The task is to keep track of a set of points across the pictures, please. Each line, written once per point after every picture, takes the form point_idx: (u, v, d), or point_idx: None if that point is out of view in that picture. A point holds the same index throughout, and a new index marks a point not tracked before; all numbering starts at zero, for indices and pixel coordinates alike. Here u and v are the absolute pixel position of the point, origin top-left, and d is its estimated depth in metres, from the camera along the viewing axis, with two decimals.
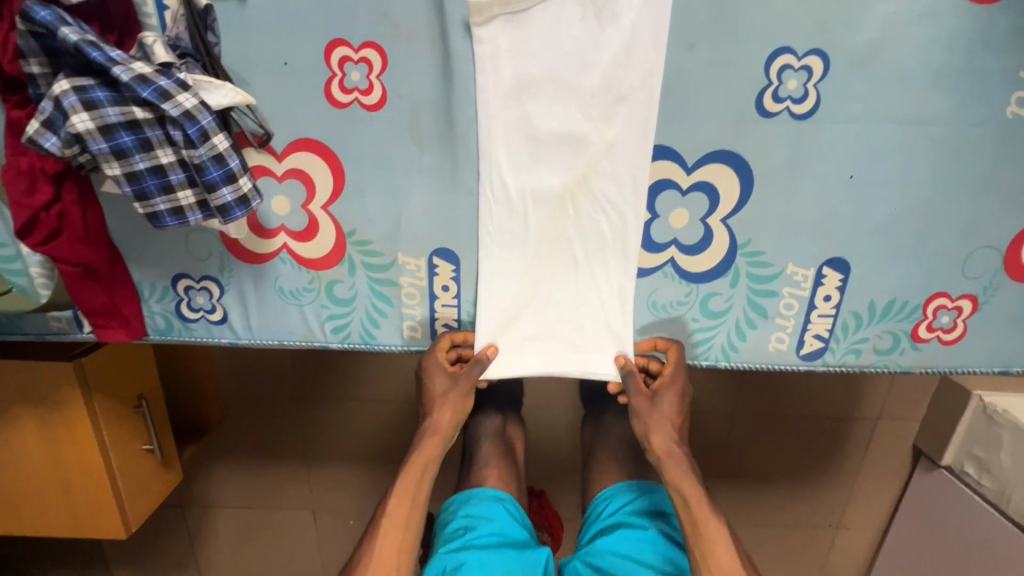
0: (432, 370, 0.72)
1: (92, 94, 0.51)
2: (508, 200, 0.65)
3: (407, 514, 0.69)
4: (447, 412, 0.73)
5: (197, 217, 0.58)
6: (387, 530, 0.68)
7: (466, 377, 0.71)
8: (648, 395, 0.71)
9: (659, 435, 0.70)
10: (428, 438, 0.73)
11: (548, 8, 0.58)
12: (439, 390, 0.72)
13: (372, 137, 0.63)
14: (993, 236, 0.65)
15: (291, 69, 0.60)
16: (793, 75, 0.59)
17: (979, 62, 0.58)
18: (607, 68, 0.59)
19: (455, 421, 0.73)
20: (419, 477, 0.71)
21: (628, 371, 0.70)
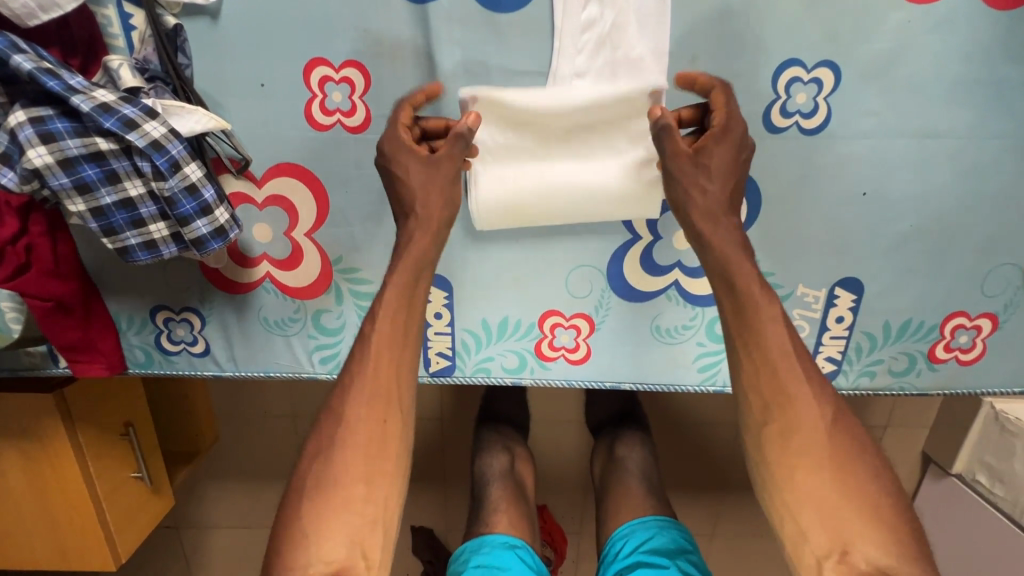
0: (399, 157, 0.54)
1: (50, 125, 0.47)
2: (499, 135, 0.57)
3: (393, 354, 0.53)
4: (436, 207, 0.55)
5: (171, 249, 0.54)
6: (370, 373, 0.52)
7: (448, 156, 0.54)
8: (691, 153, 0.52)
9: (703, 206, 0.53)
10: (414, 240, 0.55)
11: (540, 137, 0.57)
12: (416, 178, 0.54)
13: (356, 160, 0.59)
14: (1014, 253, 0.62)
15: (268, 91, 0.57)
16: (802, 89, 0.56)
17: (998, 73, 0.55)
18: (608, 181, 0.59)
19: (416, 285, 0.55)
20: (383, 407, 0.52)
21: (662, 127, 0.52)
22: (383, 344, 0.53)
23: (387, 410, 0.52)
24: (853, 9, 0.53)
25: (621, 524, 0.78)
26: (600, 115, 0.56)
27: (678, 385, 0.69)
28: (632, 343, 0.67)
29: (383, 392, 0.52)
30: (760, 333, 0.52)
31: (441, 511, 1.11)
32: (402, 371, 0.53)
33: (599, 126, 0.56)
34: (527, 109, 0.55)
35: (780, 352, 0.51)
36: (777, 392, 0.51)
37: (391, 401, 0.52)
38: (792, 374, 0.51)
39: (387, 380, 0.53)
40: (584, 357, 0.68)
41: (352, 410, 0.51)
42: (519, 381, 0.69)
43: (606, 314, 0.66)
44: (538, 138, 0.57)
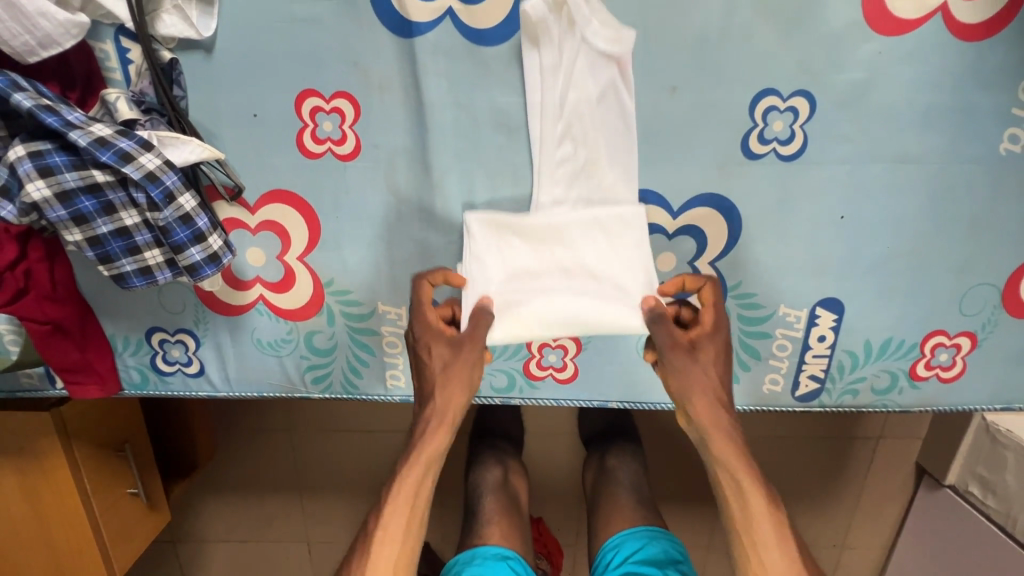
0: (431, 336, 0.62)
1: (48, 159, 0.49)
2: (507, 248, 0.63)
3: (419, 486, 0.62)
4: (455, 389, 0.62)
5: (165, 275, 0.56)
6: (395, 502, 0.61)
7: (473, 343, 0.61)
8: (686, 344, 0.62)
9: (694, 392, 0.62)
10: (444, 394, 0.62)
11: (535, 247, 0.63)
12: (441, 363, 0.62)
13: (347, 186, 0.61)
14: (990, 273, 0.63)
15: (261, 121, 0.59)
16: (779, 116, 0.57)
17: (969, 100, 0.56)
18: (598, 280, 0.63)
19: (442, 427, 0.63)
20: (399, 550, 0.60)
21: (657, 315, 0.61)
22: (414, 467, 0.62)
23: (408, 542, 0.60)
24: (825, 40, 0.54)
25: (614, 534, 0.79)
26: (585, 234, 0.62)
27: (665, 403, 0.70)
28: (617, 361, 0.68)
29: (402, 527, 0.60)
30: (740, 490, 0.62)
31: (437, 524, 1.11)
32: (419, 505, 0.61)
33: (590, 240, 0.62)
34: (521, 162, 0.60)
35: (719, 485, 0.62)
36: (753, 518, 0.61)
37: (406, 543, 0.60)
38: (766, 526, 0.61)
39: (408, 514, 0.61)
40: (571, 376, 0.69)
41: (391, 542, 0.60)
42: (508, 400, 0.70)
43: (593, 334, 0.67)
44: (534, 245, 0.63)
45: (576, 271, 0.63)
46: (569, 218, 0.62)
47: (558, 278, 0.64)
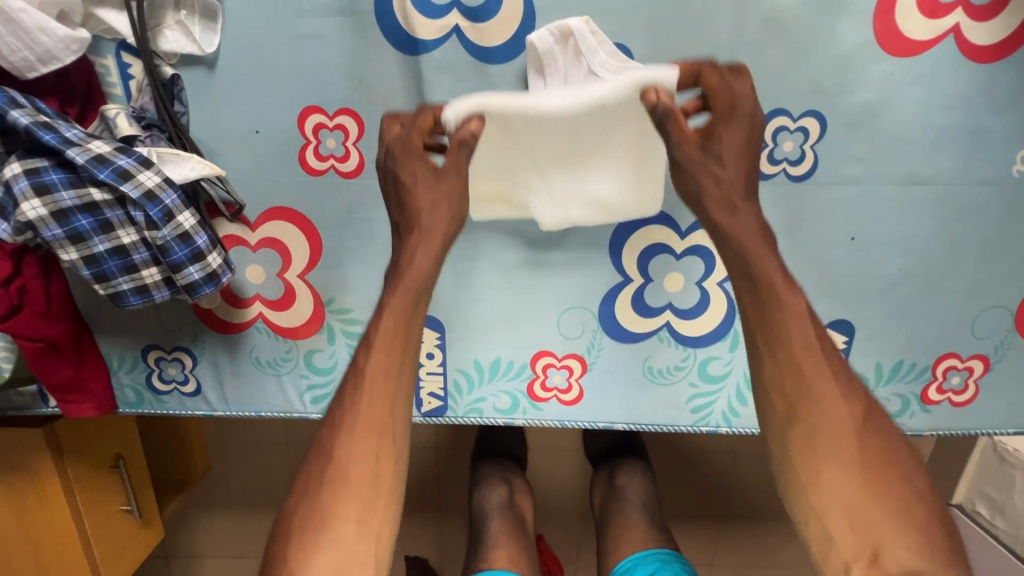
0: (405, 162, 0.52)
1: (45, 177, 0.48)
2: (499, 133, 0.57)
3: (391, 369, 0.49)
4: (423, 256, 0.51)
5: (163, 294, 0.55)
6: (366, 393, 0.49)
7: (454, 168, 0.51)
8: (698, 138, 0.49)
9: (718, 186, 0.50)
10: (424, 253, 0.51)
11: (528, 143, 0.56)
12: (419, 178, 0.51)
13: (350, 204, 0.60)
14: (1003, 295, 0.62)
15: (263, 137, 0.58)
16: (789, 137, 0.56)
17: (981, 122, 0.55)
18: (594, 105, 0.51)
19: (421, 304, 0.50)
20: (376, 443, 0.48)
21: (662, 111, 0.48)
22: (384, 351, 0.49)
23: (385, 438, 0.49)
24: (836, 61, 0.54)
25: (630, 553, 0.77)
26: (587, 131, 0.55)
27: (671, 426, 0.68)
28: (624, 382, 0.67)
29: (373, 421, 0.48)
30: (820, 402, 0.46)
31: (437, 542, 1.09)
32: (399, 395, 0.49)
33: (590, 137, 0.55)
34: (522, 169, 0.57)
35: (796, 380, 0.47)
36: (846, 436, 0.45)
37: (378, 441, 0.48)
38: (864, 447, 0.45)
39: (385, 409, 0.49)
40: (576, 398, 0.68)
41: (352, 444, 0.48)
42: (511, 421, 0.69)
43: (598, 354, 0.66)
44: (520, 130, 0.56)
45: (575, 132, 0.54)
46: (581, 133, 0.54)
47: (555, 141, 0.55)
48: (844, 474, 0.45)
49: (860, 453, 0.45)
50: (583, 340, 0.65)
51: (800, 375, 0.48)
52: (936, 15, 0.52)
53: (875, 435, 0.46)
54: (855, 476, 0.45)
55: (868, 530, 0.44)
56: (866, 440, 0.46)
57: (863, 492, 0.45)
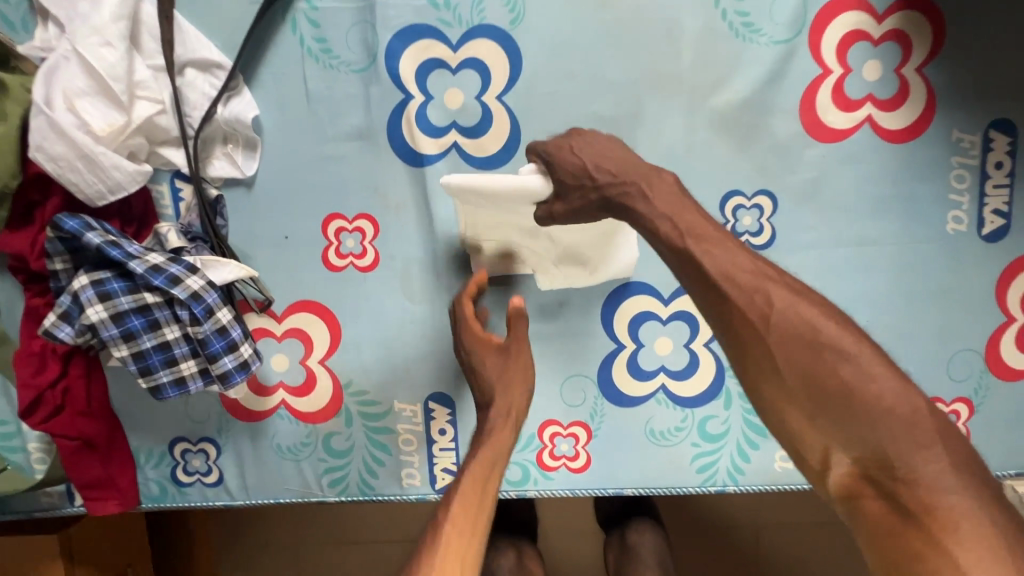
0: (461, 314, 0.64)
1: (108, 285, 0.56)
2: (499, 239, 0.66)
3: (481, 495, 0.53)
4: (506, 406, 0.59)
5: (197, 385, 0.60)
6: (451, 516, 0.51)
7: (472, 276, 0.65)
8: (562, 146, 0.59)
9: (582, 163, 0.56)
10: (501, 423, 0.58)
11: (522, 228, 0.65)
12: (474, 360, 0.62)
13: (367, 294, 0.67)
14: (970, 339, 0.67)
15: (292, 242, 0.66)
16: (746, 213, 0.65)
17: (910, 190, 0.65)
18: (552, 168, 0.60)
19: (502, 457, 0.56)
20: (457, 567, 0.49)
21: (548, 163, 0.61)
22: (475, 479, 0.54)
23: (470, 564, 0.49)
24: (776, 149, 0.64)
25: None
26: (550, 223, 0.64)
27: (679, 488, 0.70)
28: (630, 446, 0.70)
29: (455, 545, 0.50)
30: (793, 320, 0.45)
31: None
32: (482, 518, 0.52)
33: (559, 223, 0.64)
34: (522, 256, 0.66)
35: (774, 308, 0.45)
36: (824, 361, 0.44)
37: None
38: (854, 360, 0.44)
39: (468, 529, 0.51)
40: (584, 465, 0.70)
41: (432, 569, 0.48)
42: (524, 493, 0.71)
43: (602, 420, 0.69)
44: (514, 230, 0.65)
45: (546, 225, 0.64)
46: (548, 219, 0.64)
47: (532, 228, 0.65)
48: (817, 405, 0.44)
49: (786, 358, 0.45)
50: (586, 406, 0.69)
51: (775, 320, 0.45)
52: (850, 109, 0.63)
53: (806, 329, 0.45)
54: (792, 381, 0.45)
55: (814, 433, 0.45)
56: (797, 341, 0.45)
57: (806, 398, 0.45)
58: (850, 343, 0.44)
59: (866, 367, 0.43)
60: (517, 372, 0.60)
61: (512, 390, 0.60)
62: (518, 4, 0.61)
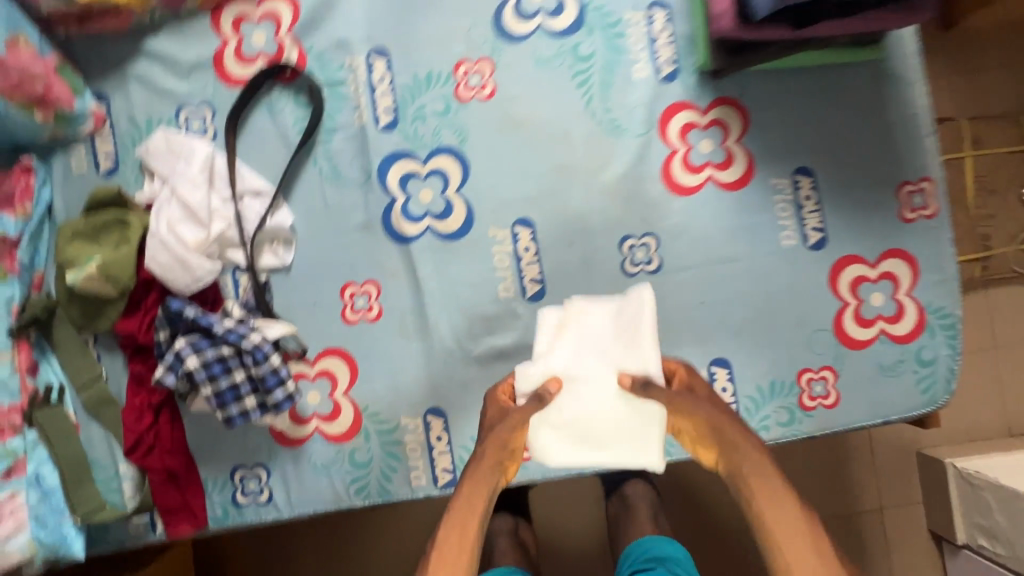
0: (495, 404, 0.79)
1: (198, 343, 0.81)
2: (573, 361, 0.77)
3: (484, 493, 0.66)
4: (514, 417, 0.72)
5: (257, 413, 0.83)
6: (453, 516, 0.65)
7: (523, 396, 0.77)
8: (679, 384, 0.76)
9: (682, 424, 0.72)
10: (504, 447, 0.70)
11: (579, 387, 0.75)
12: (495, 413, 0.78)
13: (376, 338, 0.92)
14: (820, 321, 0.92)
15: (319, 306, 0.92)
16: (640, 249, 0.92)
17: (750, 221, 0.92)
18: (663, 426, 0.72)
19: (496, 465, 0.69)
20: (459, 553, 0.63)
21: (638, 382, 0.74)
22: (478, 482, 0.67)
23: (466, 559, 0.63)
24: (652, 203, 0.92)
25: (637, 538, 0.96)
26: (605, 388, 0.75)
27: None
28: None
29: (459, 532, 0.64)
30: (733, 448, 0.68)
31: None
32: (480, 513, 0.65)
33: (620, 417, 0.73)
34: (564, 426, 0.73)
35: (737, 462, 0.67)
36: (780, 517, 0.63)
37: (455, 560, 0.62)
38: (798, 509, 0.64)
39: (468, 517, 0.65)
40: None
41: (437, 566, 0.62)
42: None
43: None
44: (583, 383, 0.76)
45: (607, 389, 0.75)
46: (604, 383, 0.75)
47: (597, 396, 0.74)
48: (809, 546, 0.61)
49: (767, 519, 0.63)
50: None
51: (750, 475, 0.66)
52: (696, 171, 0.92)
53: (759, 495, 0.64)
54: (783, 525, 0.62)
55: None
56: (782, 500, 0.64)
57: (795, 539, 0.62)
58: (778, 481, 0.65)
59: (789, 502, 0.64)
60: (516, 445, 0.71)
61: (503, 450, 0.70)
62: (463, 132, 0.92)
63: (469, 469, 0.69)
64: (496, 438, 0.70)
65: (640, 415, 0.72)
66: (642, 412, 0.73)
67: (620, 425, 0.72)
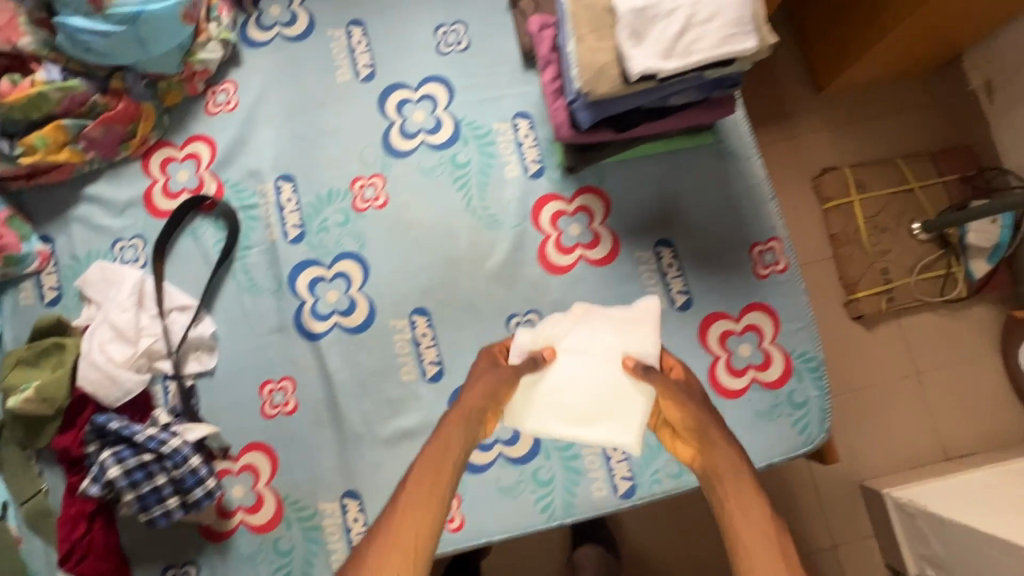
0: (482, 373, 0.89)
1: (121, 453, 0.90)
2: (559, 336, 0.97)
3: (455, 440, 0.77)
4: (477, 391, 0.86)
5: (179, 513, 0.91)
6: (425, 468, 0.73)
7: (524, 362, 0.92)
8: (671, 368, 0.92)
9: (670, 412, 0.86)
10: (471, 417, 0.81)
11: (581, 368, 0.94)
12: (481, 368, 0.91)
13: (293, 430, 1.00)
14: (696, 376, 1.00)
15: (241, 404, 1.02)
16: (525, 325, 1.02)
17: (621, 291, 1.03)
18: (644, 415, 0.92)
19: (467, 417, 0.81)
20: (426, 497, 0.70)
21: (637, 369, 0.91)
22: (444, 441, 0.77)
23: (433, 505, 0.69)
24: (532, 284, 1.03)
25: None
26: (603, 369, 0.94)
27: (531, 527, 0.96)
28: (488, 502, 0.97)
29: (428, 487, 0.71)
30: (711, 444, 0.79)
31: None
32: (445, 472, 0.73)
33: (613, 401, 0.93)
34: (568, 395, 0.94)
35: (709, 454, 0.78)
36: (744, 499, 0.72)
37: (410, 533, 0.67)
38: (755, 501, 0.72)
39: (432, 479, 0.72)
40: (459, 524, 0.97)
41: (407, 510, 0.69)
42: None
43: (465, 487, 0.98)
44: (588, 369, 0.94)
45: (606, 368, 0.94)
46: (600, 362, 0.95)
47: (598, 387, 0.94)
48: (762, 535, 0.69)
49: (736, 501, 0.72)
50: None
51: (721, 466, 0.76)
52: (569, 252, 1.04)
53: (727, 471, 0.75)
54: (736, 509, 0.71)
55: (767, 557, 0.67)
56: (743, 489, 0.73)
57: (755, 525, 0.70)
58: (742, 476, 0.74)
59: (749, 491, 0.73)
60: (501, 395, 0.87)
61: (477, 410, 0.83)
62: (362, 238, 1.05)
63: (440, 427, 0.79)
64: (469, 397, 0.84)
65: (621, 387, 0.93)
66: (635, 393, 0.92)
67: (594, 389, 0.94)
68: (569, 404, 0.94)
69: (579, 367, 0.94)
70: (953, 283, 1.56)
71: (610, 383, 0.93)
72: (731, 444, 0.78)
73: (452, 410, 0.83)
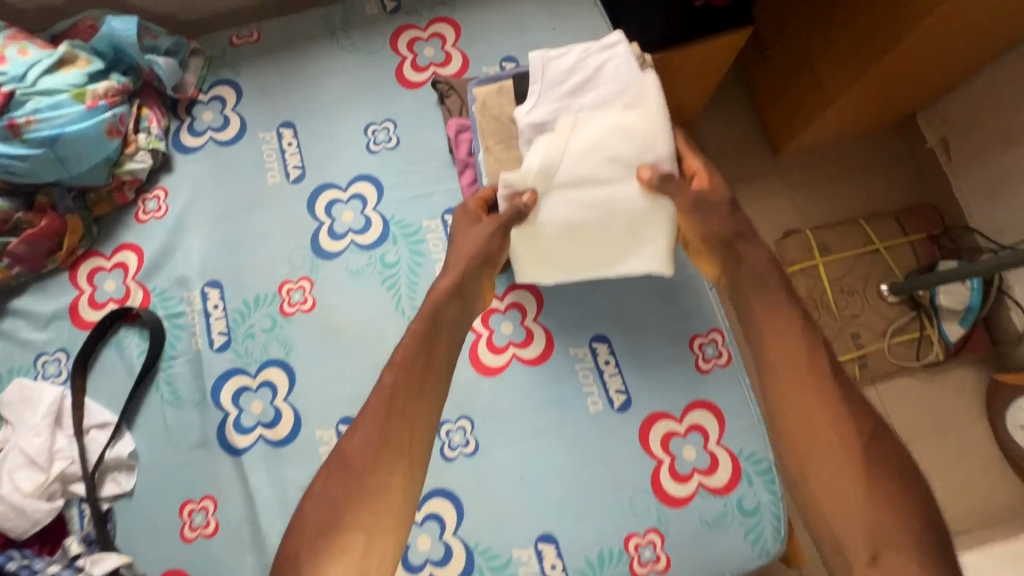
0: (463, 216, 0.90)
1: None
2: (550, 162, 0.87)
3: (435, 324, 0.82)
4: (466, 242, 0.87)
5: None
6: (411, 370, 0.78)
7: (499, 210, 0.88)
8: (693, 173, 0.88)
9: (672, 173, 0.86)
10: (459, 288, 0.85)
11: (587, 144, 0.86)
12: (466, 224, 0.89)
13: (211, 555, 0.94)
14: (638, 483, 0.94)
15: (159, 528, 0.96)
16: (456, 433, 0.97)
17: (556, 392, 0.98)
18: (668, 225, 0.88)
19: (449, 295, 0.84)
20: (413, 400, 0.76)
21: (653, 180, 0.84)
22: (426, 333, 0.81)
23: (423, 391, 0.77)
24: (464, 387, 0.99)
25: None
26: (604, 184, 0.87)
27: None
28: None
29: (418, 397, 0.76)
30: (759, 323, 0.79)
31: None
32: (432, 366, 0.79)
33: (613, 200, 0.88)
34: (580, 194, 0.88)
35: (766, 330, 0.78)
36: (802, 370, 0.74)
37: (408, 435, 0.74)
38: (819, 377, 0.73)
39: (417, 380, 0.77)
40: None
41: (395, 415, 0.74)
42: None
43: None
44: (576, 188, 0.88)
45: (607, 181, 0.87)
46: (605, 122, 0.87)
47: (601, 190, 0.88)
48: (839, 418, 0.70)
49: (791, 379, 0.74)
50: None
51: (787, 342, 0.76)
52: (500, 352, 1.00)
53: (780, 349, 0.76)
54: (816, 388, 0.72)
55: (836, 432, 0.69)
56: (803, 371, 0.74)
57: (811, 402, 0.71)
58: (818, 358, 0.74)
59: (805, 361, 0.74)
60: (497, 254, 0.88)
61: (472, 261, 0.86)
62: (288, 344, 1.02)
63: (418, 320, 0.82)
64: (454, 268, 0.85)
65: (642, 209, 0.87)
66: (653, 207, 0.87)
67: (610, 215, 0.88)
68: (576, 246, 0.91)
69: (564, 208, 0.88)
70: (929, 344, 1.49)
71: (614, 181, 0.87)
72: (766, 298, 0.80)
73: (448, 254, 0.88)
